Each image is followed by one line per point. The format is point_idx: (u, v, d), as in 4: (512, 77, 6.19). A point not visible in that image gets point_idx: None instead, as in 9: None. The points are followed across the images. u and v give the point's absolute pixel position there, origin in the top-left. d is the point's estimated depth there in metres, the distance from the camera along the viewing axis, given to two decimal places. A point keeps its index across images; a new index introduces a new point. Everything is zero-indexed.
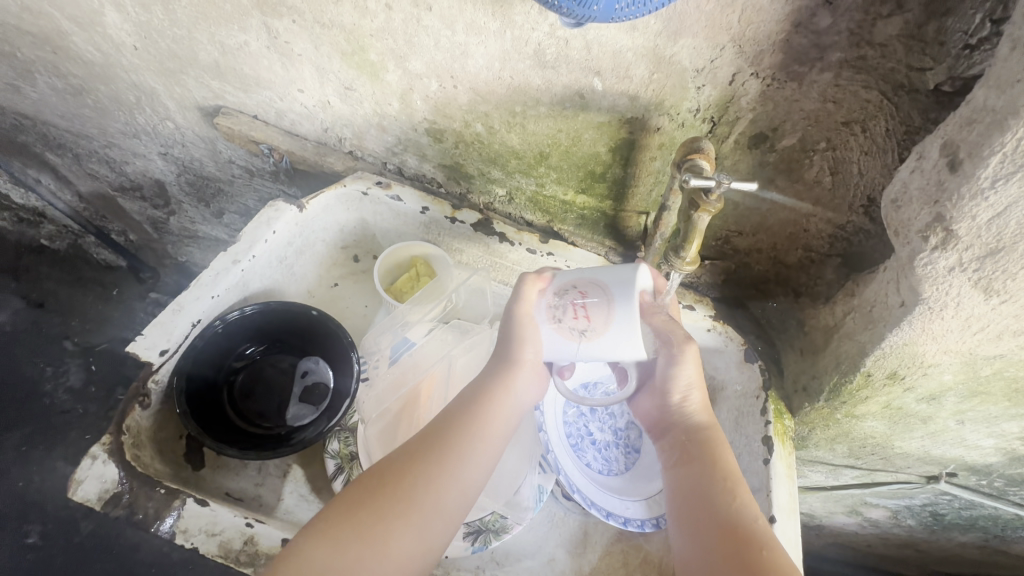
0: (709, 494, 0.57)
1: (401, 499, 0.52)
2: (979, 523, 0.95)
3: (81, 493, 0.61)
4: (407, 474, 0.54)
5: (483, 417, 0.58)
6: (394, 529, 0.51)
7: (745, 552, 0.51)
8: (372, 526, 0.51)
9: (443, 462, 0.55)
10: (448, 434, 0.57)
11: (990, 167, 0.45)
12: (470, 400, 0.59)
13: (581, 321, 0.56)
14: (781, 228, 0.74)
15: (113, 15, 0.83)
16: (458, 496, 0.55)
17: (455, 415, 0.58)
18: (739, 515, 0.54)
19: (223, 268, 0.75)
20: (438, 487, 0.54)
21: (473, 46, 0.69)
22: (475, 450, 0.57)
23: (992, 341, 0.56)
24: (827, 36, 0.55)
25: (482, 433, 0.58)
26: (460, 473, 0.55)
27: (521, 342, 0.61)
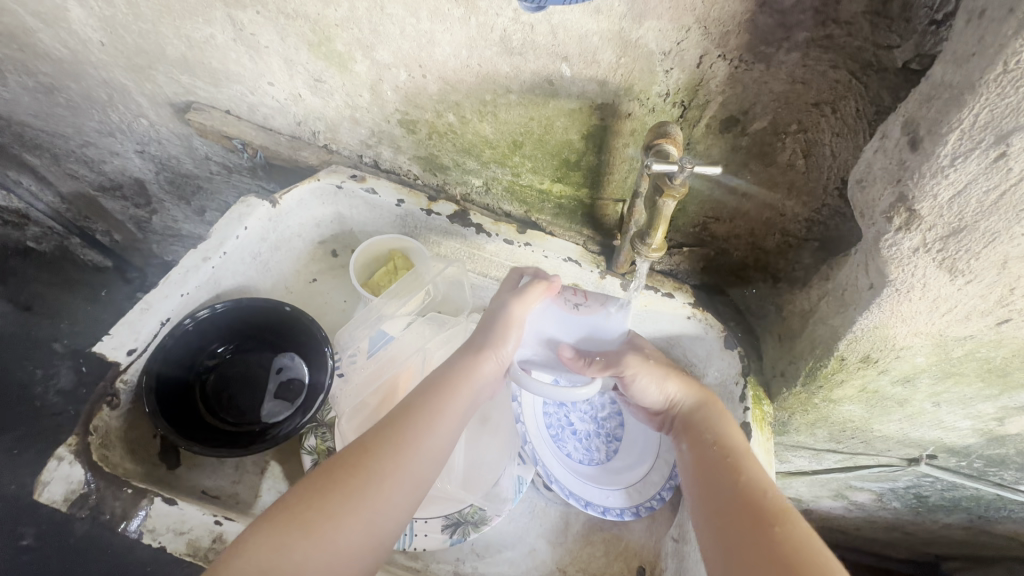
0: (716, 476, 0.58)
1: (352, 491, 0.52)
2: (963, 504, 0.95)
3: (48, 494, 0.60)
4: (360, 467, 0.53)
5: (440, 410, 0.59)
6: (343, 521, 0.50)
7: (761, 521, 0.51)
8: (321, 520, 0.49)
9: (397, 455, 0.55)
10: (403, 429, 0.56)
11: (949, 144, 0.44)
12: (426, 394, 0.60)
13: (578, 300, 0.68)
14: (757, 213, 0.73)
15: (77, 10, 0.81)
16: (409, 490, 0.54)
17: (410, 409, 0.58)
18: (746, 490, 0.55)
19: (193, 265, 0.74)
20: (391, 480, 0.53)
21: (439, 34, 0.67)
22: (430, 445, 0.57)
23: (961, 322, 0.56)
24: (792, 15, 0.54)
25: (437, 426, 0.58)
26: (413, 467, 0.55)
27: (500, 334, 0.65)
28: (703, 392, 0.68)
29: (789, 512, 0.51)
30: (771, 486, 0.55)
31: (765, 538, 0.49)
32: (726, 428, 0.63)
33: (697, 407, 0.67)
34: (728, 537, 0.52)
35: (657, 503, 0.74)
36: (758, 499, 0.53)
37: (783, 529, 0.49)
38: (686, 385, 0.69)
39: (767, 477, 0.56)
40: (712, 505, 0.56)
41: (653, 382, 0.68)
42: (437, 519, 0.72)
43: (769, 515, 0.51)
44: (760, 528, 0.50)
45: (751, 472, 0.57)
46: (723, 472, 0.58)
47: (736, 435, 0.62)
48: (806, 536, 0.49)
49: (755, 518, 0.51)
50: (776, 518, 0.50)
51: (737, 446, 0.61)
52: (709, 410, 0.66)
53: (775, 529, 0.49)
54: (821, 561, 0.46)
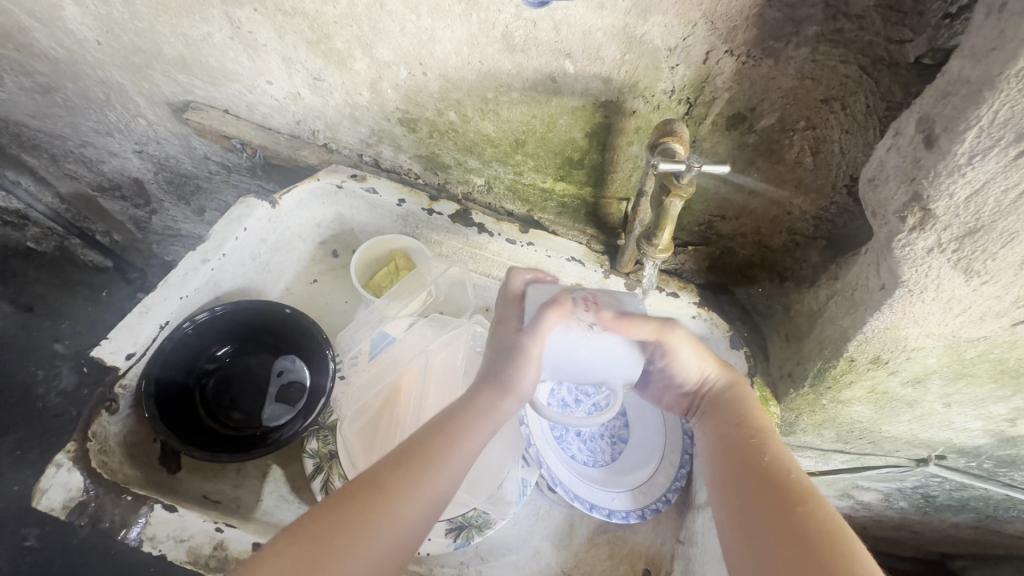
0: (738, 455, 0.56)
1: (370, 516, 0.49)
2: (971, 504, 0.94)
3: (46, 502, 0.60)
4: (379, 493, 0.51)
5: (461, 435, 0.56)
6: (362, 546, 0.48)
7: (787, 504, 0.49)
8: (339, 546, 0.47)
9: (415, 483, 0.52)
10: (422, 453, 0.54)
11: (966, 142, 0.43)
12: (445, 421, 0.57)
13: (593, 317, 0.57)
14: (764, 211, 0.72)
15: (72, 9, 0.80)
16: (429, 514, 0.52)
17: (429, 437, 0.55)
18: (770, 469, 0.53)
19: (192, 267, 0.74)
20: (410, 505, 0.51)
21: (439, 31, 0.66)
22: (450, 471, 0.54)
23: (975, 323, 0.55)
24: (801, 9, 0.52)
25: (458, 451, 0.55)
26: (432, 492, 0.53)
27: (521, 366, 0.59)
28: (730, 369, 0.65)
29: (812, 493, 0.50)
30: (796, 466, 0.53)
31: (790, 520, 0.48)
32: (747, 407, 0.61)
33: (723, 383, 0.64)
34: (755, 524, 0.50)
35: (662, 505, 0.74)
36: (783, 480, 0.51)
37: (806, 509, 0.48)
38: (717, 360, 0.65)
39: (790, 457, 0.54)
40: (733, 485, 0.54)
41: (693, 360, 0.63)
42: (440, 523, 0.71)
43: (793, 496, 0.49)
44: (785, 510, 0.49)
45: (775, 452, 0.55)
46: (746, 451, 0.56)
47: (758, 413, 0.60)
48: (830, 518, 0.47)
49: (780, 499, 0.50)
50: (801, 500, 0.49)
51: (761, 424, 0.58)
52: (732, 386, 0.63)
53: (802, 511, 0.48)
54: (844, 544, 0.45)
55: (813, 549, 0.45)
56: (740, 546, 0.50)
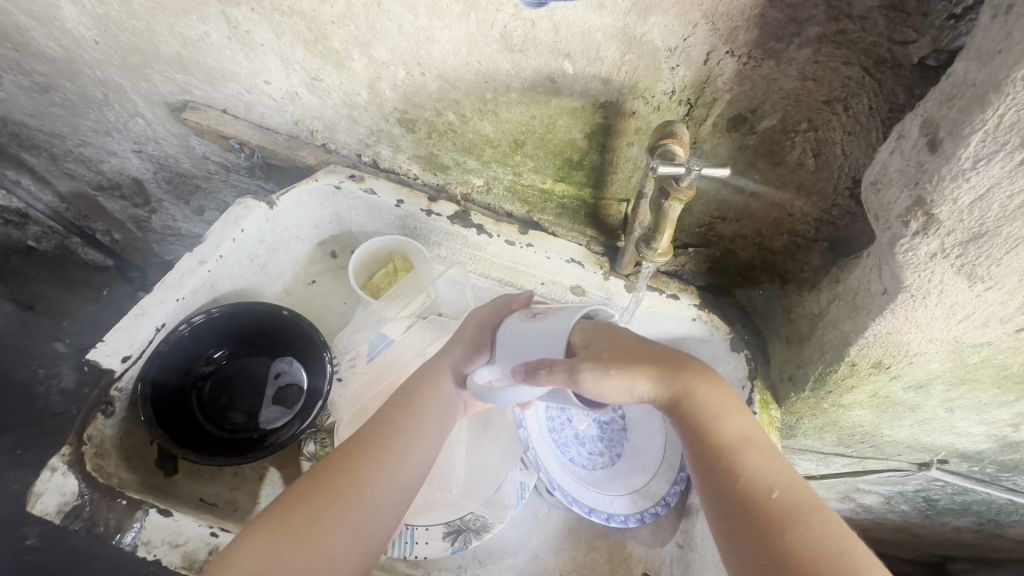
0: (711, 472, 0.50)
1: (343, 492, 0.51)
2: (973, 508, 0.93)
3: (41, 506, 0.60)
4: (348, 469, 0.53)
5: (422, 411, 0.58)
6: (334, 521, 0.49)
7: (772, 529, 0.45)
8: (313, 522, 0.49)
9: (380, 459, 0.54)
10: (388, 432, 0.56)
11: (971, 146, 0.42)
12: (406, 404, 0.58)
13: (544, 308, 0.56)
14: (764, 213, 0.71)
15: (70, 9, 0.79)
16: (399, 489, 0.54)
17: (391, 418, 0.57)
18: (749, 490, 0.47)
19: (189, 269, 0.73)
20: (373, 478, 0.52)
21: (438, 30, 0.65)
22: (415, 447, 0.56)
23: (979, 329, 0.54)
24: (803, 10, 0.51)
25: (421, 426, 0.57)
26: (401, 466, 0.54)
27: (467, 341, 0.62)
28: (677, 375, 0.52)
29: (805, 511, 0.45)
30: (776, 481, 0.47)
31: (780, 554, 0.43)
32: (713, 409, 0.51)
33: (668, 388, 0.52)
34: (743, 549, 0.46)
35: (661, 509, 0.73)
36: (766, 504, 0.46)
37: (793, 538, 0.44)
38: (659, 364, 0.52)
39: (770, 467, 0.48)
40: (712, 506, 0.49)
41: (621, 380, 0.50)
42: (438, 527, 0.71)
43: (781, 521, 0.45)
44: (773, 543, 0.44)
45: (751, 465, 0.49)
46: (720, 469, 0.49)
47: (729, 415, 0.51)
48: (825, 536, 0.44)
49: (766, 527, 0.45)
50: (788, 528, 0.44)
51: (730, 432, 0.51)
52: (691, 389, 0.52)
53: (788, 538, 0.44)
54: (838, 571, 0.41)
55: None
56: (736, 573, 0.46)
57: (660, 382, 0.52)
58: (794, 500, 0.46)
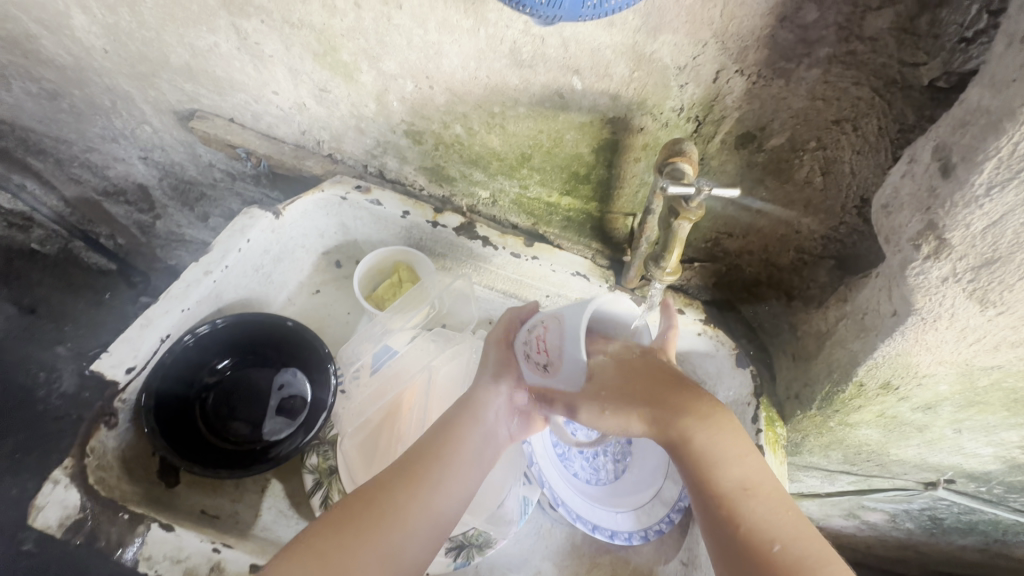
0: (716, 520, 0.50)
1: (373, 531, 0.51)
2: (979, 527, 0.92)
3: (42, 519, 0.59)
4: (379, 503, 0.53)
5: (454, 449, 0.58)
6: (364, 556, 0.49)
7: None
8: (344, 554, 0.49)
9: (427, 482, 0.55)
10: (416, 463, 0.56)
11: (984, 173, 0.42)
12: (449, 426, 0.59)
13: (544, 354, 0.53)
14: (771, 230, 0.71)
15: (80, 17, 0.80)
16: (438, 521, 0.54)
17: (437, 442, 0.58)
18: (751, 544, 0.47)
19: (195, 279, 0.73)
20: (419, 502, 0.54)
21: (447, 45, 0.66)
22: (455, 475, 0.57)
23: (989, 352, 0.54)
24: (814, 31, 0.52)
25: (461, 454, 0.58)
26: (440, 493, 0.55)
27: (493, 371, 0.61)
28: (671, 420, 0.52)
29: (806, 564, 0.45)
30: (781, 532, 0.47)
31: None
32: (716, 458, 0.51)
33: (666, 436, 0.52)
34: None
35: (666, 526, 0.72)
36: (769, 560, 0.46)
37: None
38: (652, 404, 0.52)
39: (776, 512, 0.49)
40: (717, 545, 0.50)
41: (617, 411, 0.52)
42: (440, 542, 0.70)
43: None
44: None
45: (754, 515, 0.49)
46: (723, 522, 0.49)
47: (732, 461, 0.51)
48: None
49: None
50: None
51: (732, 481, 0.50)
52: (688, 438, 0.51)
53: None
54: None
55: None
56: None
57: (656, 429, 0.53)
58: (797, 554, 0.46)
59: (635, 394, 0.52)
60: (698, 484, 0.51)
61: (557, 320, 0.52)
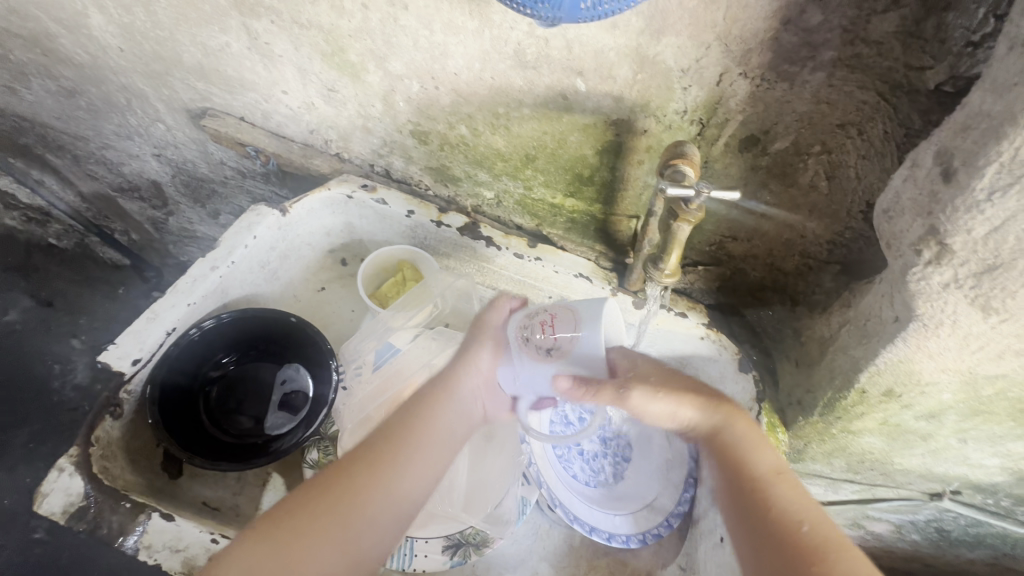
0: (749, 500, 0.52)
1: (327, 518, 0.50)
2: (986, 541, 0.91)
3: (46, 506, 0.60)
4: (340, 484, 0.52)
5: (423, 427, 0.57)
6: (315, 545, 0.49)
7: (807, 562, 0.46)
8: (301, 536, 0.49)
9: (378, 474, 0.53)
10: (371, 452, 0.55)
11: (986, 177, 0.42)
12: (417, 410, 0.59)
13: (549, 340, 0.53)
14: (776, 234, 0.71)
15: (97, 17, 0.81)
16: (393, 508, 0.53)
17: (401, 429, 0.57)
18: (785, 524, 0.49)
19: (201, 274, 0.74)
20: (368, 493, 0.52)
21: (452, 46, 0.66)
22: (415, 465, 0.55)
23: (993, 361, 0.53)
24: (818, 34, 0.51)
25: (420, 444, 0.56)
26: (397, 483, 0.54)
27: (475, 352, 0.62)
28: (717, 408, 0.59)
29: (830, 547, 0.47)
30: (807, 515, 0.50)
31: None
32: (748, 445, 0.56)
33: (709, 420, 0.59)
34: (777, 574, 0.47)
35: (664, 530, 0.72)
36: (801, 538, 0.48)
37: (829, 569, 0.46)
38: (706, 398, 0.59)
39: (802, 499, 0.51)
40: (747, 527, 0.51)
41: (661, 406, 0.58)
42: (438, 540, 0.71)
43: (816, 552, 0.47)
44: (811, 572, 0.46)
45: (785, 498, 0.51)
46: (757, 499, 0.52)
47: (758, 449, 0.56)
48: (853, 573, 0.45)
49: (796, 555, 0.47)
50: (820, 560, 0.46)
51: (764, 465, 0.55)
52: (729, 423, 0.58)
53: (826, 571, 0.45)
54: None
55: None
56: None
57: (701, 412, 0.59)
58: (826, 533, 0.48)
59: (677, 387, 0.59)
60: (733, 466, 0.55)
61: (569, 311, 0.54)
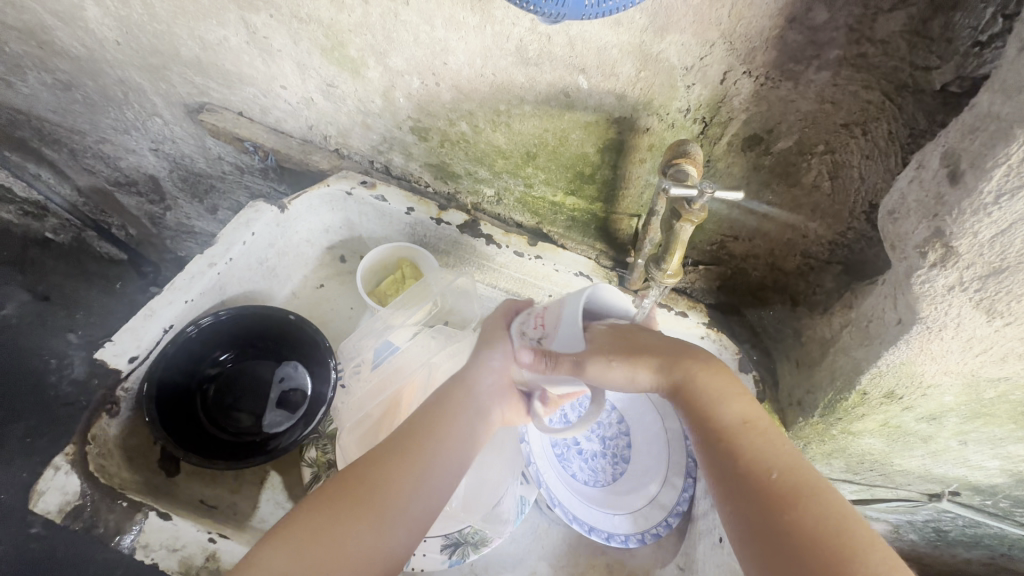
0: (717, 455, 0.50)
1: (359, 509, 0.50)
2: (985, 541, 0.91)
3: (42, 504, 0.60)
4: (365, 481, 0.52)
5: (445, 424, 0.57)
6: (351, 535, 0.48)
7: (772, 509, 0.45)
8: (326, 536, 0.48)
9: (408, 465, 0.53)
10: (400, 445, 0.55)
11: (993, 180, 0.42)
12: (439, 405, 0.59)
13: (540, 330, 0.55)
14: (778, 234, 0.70)
15: (94, 10, 0.80)
16: (424, 497, 0.53)
17: (424, 422, 0.57)
18: (751, 473, 0.47)
19: (199, 271, 0.74)
20: (399, 484, 0.52)
21: (453, 42, 0.65)
22: (440, 459, 0.55)
23: (996, 364, 0.53)
24: (824, 33, 0.51)
25: (447, 437, 0.57)
26: (426, 473, 0.54)
27: (490, 350, 0.62)
28: (675, 364, 0.54)
29: (801, 493, 0.45)
30: (778, 462, 0.47)
31: (778, 535, 0.44)
32: (712, 395, 0.52)
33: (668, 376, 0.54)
34: (747, 523, 0.46)
35: (663, 530, 0.72)
36: (768, 487, 0.46)
37: (794, 517, 0.44)
38: (659, 353, 0.54)
39: (774, 446, 0.49)
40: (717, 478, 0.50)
41: (615, 375, 0.51)
42: (436, 539, 0.70)
43: (782, 503, 0.45)
44: (776, 520, 0.44)
45: (752, 448, 0.49)
46: (725, 454, 0.50)
47: (729, 400, 0.52)
48: (824, 516, 0.44)
49: (765, 509, 0.45)
50: (788, 508, 0.45)
51: (733, 416, 0.51)
52: (689, 373, 0.53)
53: (791, 518, 0.44)
54: (854, 539, 0.42)
55: (828, 552, 0.42)
56: (742, 543, 0.46)
57: (661, 371, 0.53)
58: (796, 481, 0.46)
59: (640, 345, 0.54)
60: (699, 421, 0.52)
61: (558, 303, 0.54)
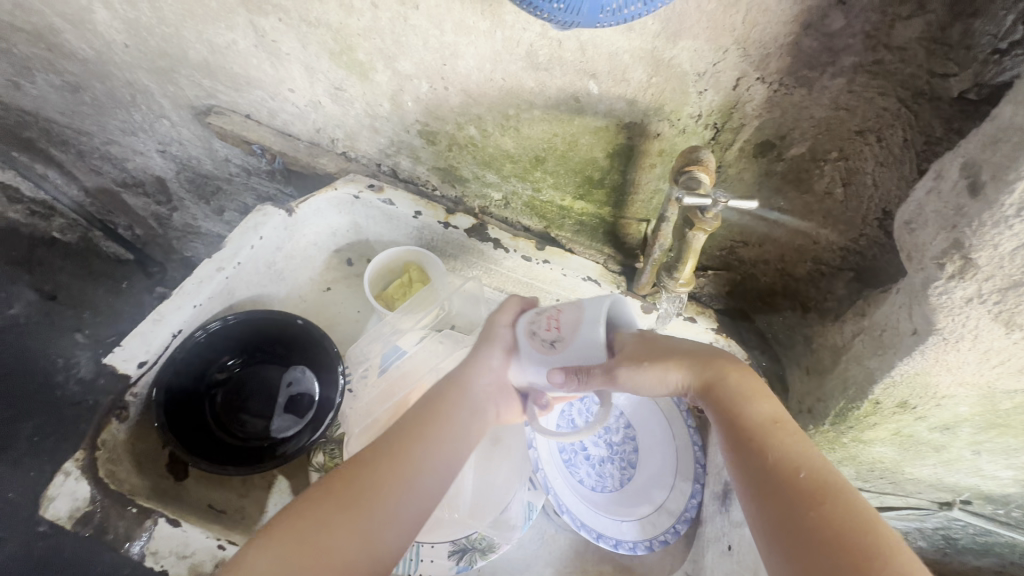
0: (745, 450, 0.50)
1: (347, 512, 0.50)
2: (995, 549, 0.90)
3: (52, 510, 0.60)
4: (354, 482, 0.52)
5: (437, 425, 0.56)
6: (337, 538, 0.48)
7: (800, 505, 0.45)
8: (314, 536, 0.48)
9: (396, 467, 0.53)
10: (390, 447, 0.54)
11: (1015, 193, 0.41)
12: (432, 406, 0.58)
13: (553, 332, 0.53)
14: (789, 240, 0.69)
15: (102, 13, 0.80)
16: (414, 499, 0.52)
17: (415, 424, 0.56)
18: (780, 470, 0.47)
19: (208, 275, 0.74)
20: (387, 485, 0.52)
21: (463, 46, 0.65)
22: (432, 461, 0.54)
23: (1012, 375, 0.52)
24: (839, 39, 0.51)
25: (438, 438, 0.55)
26: (416, 475, 0.53)
27: (488, 346, 0.60)
28: (706, 364, 0.54)
29: (831, 490, 0.45)
30: (807, 462, 0.47)
31: (809, 527, 0.44)
32: (741, 393, 0.53)
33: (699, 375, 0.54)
34: (773, 517, 0.46)
35: (671, 537, 0.72)
36: (796, 484, 0.46)
37: (824, 513, 0.44)
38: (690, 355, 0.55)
39: (802, 447, 0.49)
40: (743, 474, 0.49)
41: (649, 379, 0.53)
42: (443, 545, 0.70)
43: (812, 499, 0.45)
44: (805, 515, 0.44)
45: (782, 447, 0.49)
46: (753, 450, 0.49)
47: (757, 400, 0.52)
48: (851, 515, 0.43)
49: (797, 502, 0.45)
50: (817, 504, 0.45)
51: (762, 414, 0.51)
52: (720, 373, 0.54)
53: (821, 514, 0.44)
54: (881, 540, 0.42)
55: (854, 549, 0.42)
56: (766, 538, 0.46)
57: (692, 368, 0.55)
58: (824, 480, 0.46)
59: (665, 346, 0.55)
60: (726, 419, 0.52)
61: (574, 305, 0.53)
